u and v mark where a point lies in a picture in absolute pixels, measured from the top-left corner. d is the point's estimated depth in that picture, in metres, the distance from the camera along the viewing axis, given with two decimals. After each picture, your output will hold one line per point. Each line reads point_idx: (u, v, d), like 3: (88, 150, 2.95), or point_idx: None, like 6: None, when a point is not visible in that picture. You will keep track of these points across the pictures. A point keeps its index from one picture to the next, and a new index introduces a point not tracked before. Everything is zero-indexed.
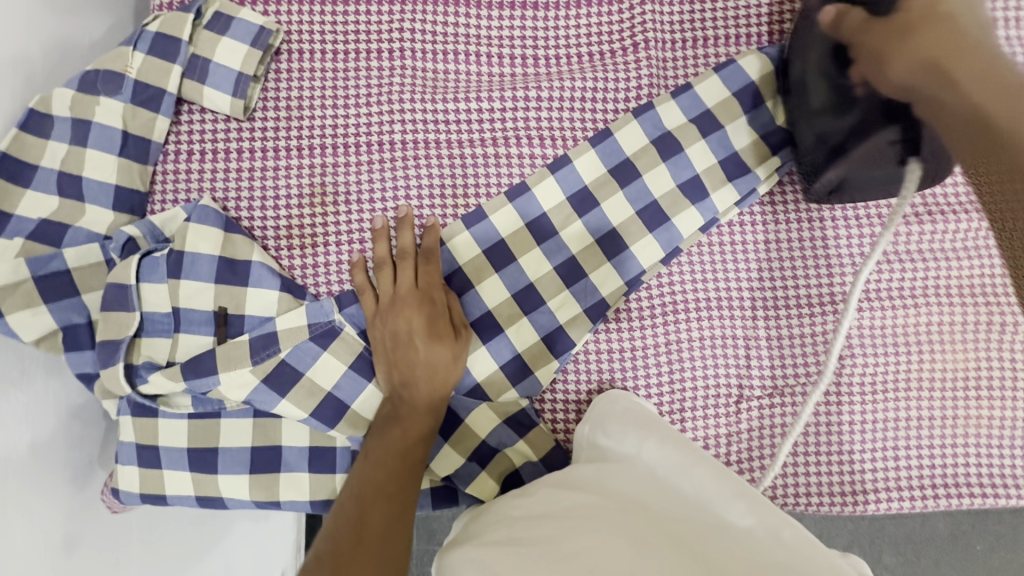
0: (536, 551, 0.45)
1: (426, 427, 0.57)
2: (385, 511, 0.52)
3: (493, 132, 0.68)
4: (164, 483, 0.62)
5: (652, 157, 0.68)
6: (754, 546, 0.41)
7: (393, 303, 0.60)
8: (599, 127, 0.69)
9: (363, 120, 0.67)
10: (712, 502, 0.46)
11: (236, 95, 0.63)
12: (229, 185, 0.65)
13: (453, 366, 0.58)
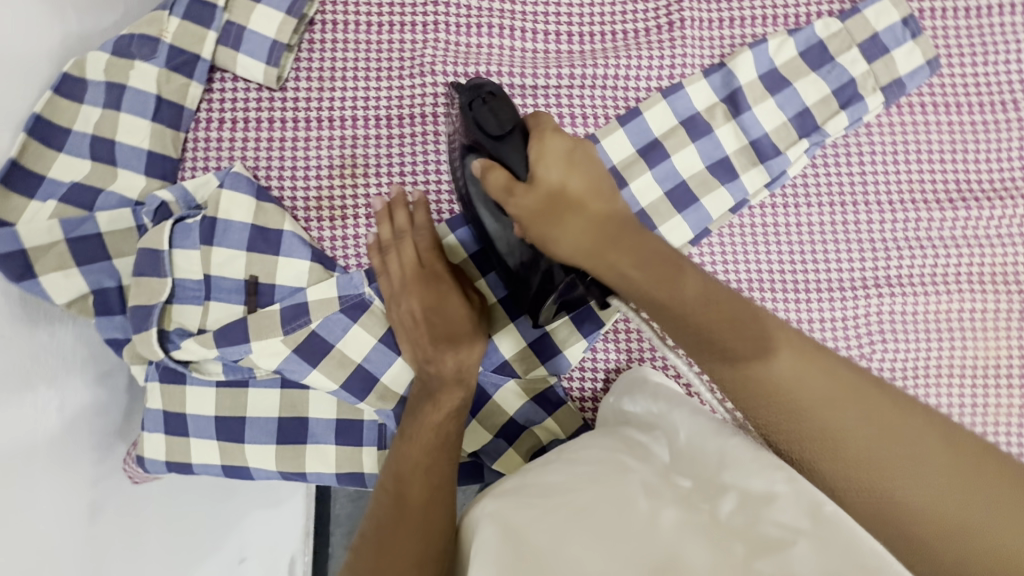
0: (548, 508, 0.44)
1: (455, 401, 0.56)
2: (426, 479, 0.51)
3: (526, 108, 0.67)
4: (190, 451, 0.61)
5: (682, 137, 0.67)
6: (782, 511, 0.39)
7: (409, 283, 0.59)
8: (629, 105, 0.69)
9: (395, 92, 0.66)
10: (734, 465, 0.44)
11: (270, 64, 0.63)
12: (260, 155, 0.64)
13: (474, 339, 0.58)
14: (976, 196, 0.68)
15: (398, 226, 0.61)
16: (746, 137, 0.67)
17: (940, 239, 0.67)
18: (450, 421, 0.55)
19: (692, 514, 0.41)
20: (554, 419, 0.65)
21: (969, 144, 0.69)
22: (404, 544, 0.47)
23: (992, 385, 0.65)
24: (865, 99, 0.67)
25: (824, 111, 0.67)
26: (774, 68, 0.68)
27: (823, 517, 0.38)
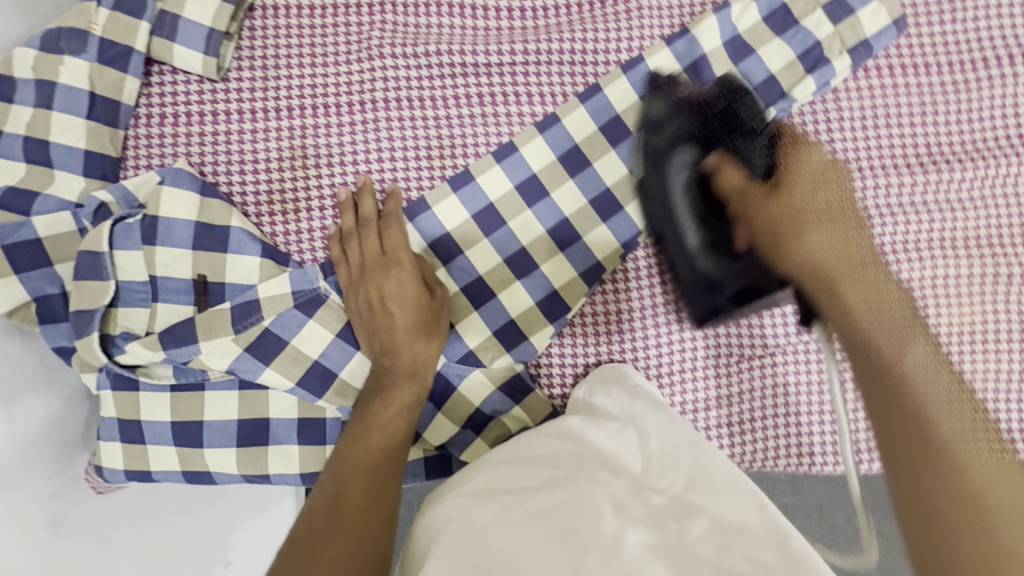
0: (520, 517, 0.44)
1: (409, 395, 0.55)
2: (365, 485, 0.50)
3: (480, 88, 0.65)
4: (148, 458, 0.60)
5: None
6: (747, 541, 0.40)
7: (366, 271, 0.57)
8: (588, 82, 0.66)
9: (342, 78, 0.64)
10: (711, 492, 0.44)
11: (208, 53, 0.60)
12: (205, 150, 0.62)
13: (431, 331, 0.56)
14: (947, 158, 0.66)
15: (363, 215, 0.60)
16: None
17: (911, 204, 0.66)
18: (403, 418, 0.54)
19: (660, 534, 0.42)
20: (522, 407, 0.63)
21: (938, 105, 0.67)
22: (339, 549, 0.46)
23: (966, 351, 0.64)
24: (832, 61, 0.64)
25: (789, 77, 0.65)
26: (739, 34, 0.65)
27: (792, 556, 0.38)
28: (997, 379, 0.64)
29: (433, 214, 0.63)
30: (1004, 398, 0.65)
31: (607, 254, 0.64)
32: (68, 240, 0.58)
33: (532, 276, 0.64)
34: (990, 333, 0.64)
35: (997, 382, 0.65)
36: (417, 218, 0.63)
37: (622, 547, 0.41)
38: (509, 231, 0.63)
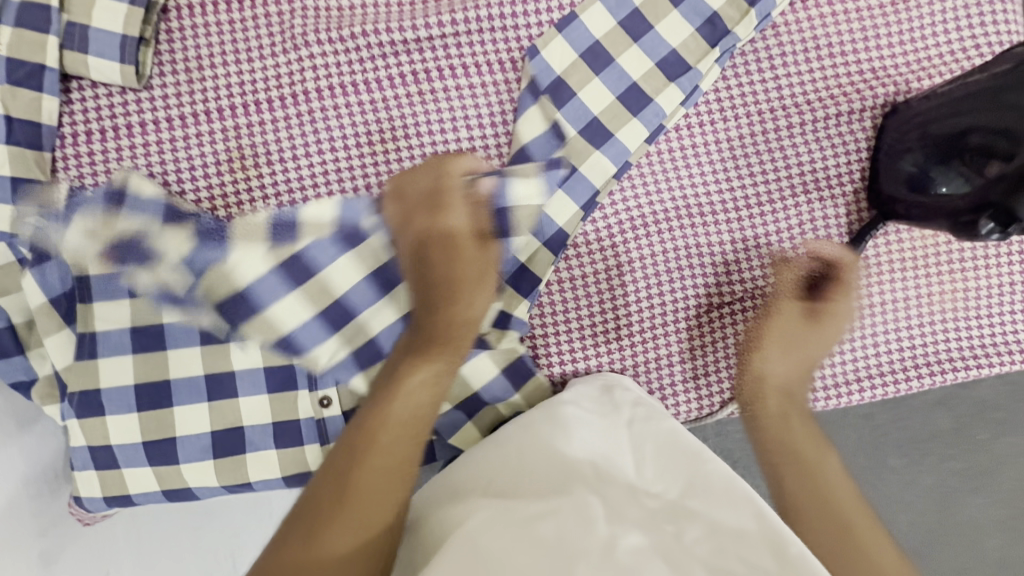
0: (524, 524, 0.44)
1: (431, 374, 0.53)
2: (387, 461, 0.49)
3: (413, 65, 0.63)
4: (126, 482, 0.59)
5: (586, 73, 0.63)
6: (746, 549, 0.42)
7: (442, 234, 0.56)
8: (524, 46, 0.64)
9: (271, 72, 0.62)
10: (708, 497, 0.46)
11: (125, 61, 0.58)
12: (139, 163, 0.60)
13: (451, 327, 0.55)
14: (897, 80, 0.64)
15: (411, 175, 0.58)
16: (651, 60, 0.63)
17: (862, 134, 0.65)
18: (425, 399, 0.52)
19: (660, 537, 0.43)
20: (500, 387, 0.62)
21: (883, 26, 0.65)
22: (339, 538, 0.46)
23: (932, 273, 0.65)
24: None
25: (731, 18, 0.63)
26: None
27: (788, 560, 0.41)
28: (966, 297, 0.65)
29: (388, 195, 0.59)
30: (975, 314, 0.65)
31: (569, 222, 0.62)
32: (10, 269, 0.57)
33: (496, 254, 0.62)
34: (955, 254, 0.65)
35: (968, 300, 0.65)
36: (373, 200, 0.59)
37: (618, 550, 0.42)
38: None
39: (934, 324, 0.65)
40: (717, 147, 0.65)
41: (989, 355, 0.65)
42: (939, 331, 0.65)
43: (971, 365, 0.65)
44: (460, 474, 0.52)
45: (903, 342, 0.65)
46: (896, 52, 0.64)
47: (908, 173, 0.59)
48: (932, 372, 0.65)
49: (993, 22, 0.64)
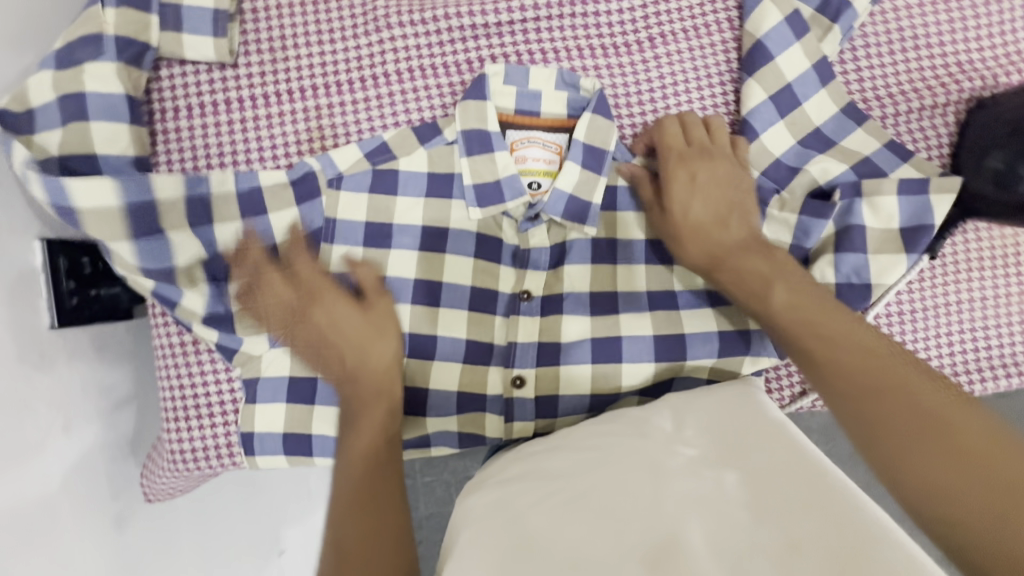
0: (564, 494, 0.45)
1: (382, 380, 0.53)
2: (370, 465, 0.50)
3: (491, 49, 0.64)
4: (255, 419, 0.60)
5: (755, 94, 0.63)
6: (782, 481, 0.41)
7: (296, 318, 0.55)
8: (603, 33, 0.64)
9: (353, 53, 0.62)
10: (747, 445, 0.45)
11: (218, 36, 0.59)
12: (222, 141, 0.61)
13: (382, 327, 0.55)
14: (984, 76, 0.63)
15: (251, 265, 0.56)
16: (820, 86, 0.62)
17: (944, 129, 0.64)
18: (377, 413, 0.52)
19: (703, 489, 0.42)
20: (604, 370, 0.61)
21: (973, 19, 0.63)
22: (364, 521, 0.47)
23: (1006, 276, 0.64)
24: (852, 6, 0.61)
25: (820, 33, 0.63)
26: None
27: (826, 487, 0.39)
28: None
29: (586, 155, 0.61)
30: None
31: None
32: (138, 217, 0.56)
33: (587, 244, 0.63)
34: None
35: None
36: (572, 156, 0.61)
37: (663, 505, 0.41)
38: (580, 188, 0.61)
39: (1006, 329, 0.64)
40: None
41: None
42: (1010, 336, 0.64)
43: None
44: (505, 463, 0.54)
45: (976, 345, 0.64)
46: (984, 47, 0.63)
47: (996, 170, 0.58)
48: (1001, 376, 0.64)
49: None
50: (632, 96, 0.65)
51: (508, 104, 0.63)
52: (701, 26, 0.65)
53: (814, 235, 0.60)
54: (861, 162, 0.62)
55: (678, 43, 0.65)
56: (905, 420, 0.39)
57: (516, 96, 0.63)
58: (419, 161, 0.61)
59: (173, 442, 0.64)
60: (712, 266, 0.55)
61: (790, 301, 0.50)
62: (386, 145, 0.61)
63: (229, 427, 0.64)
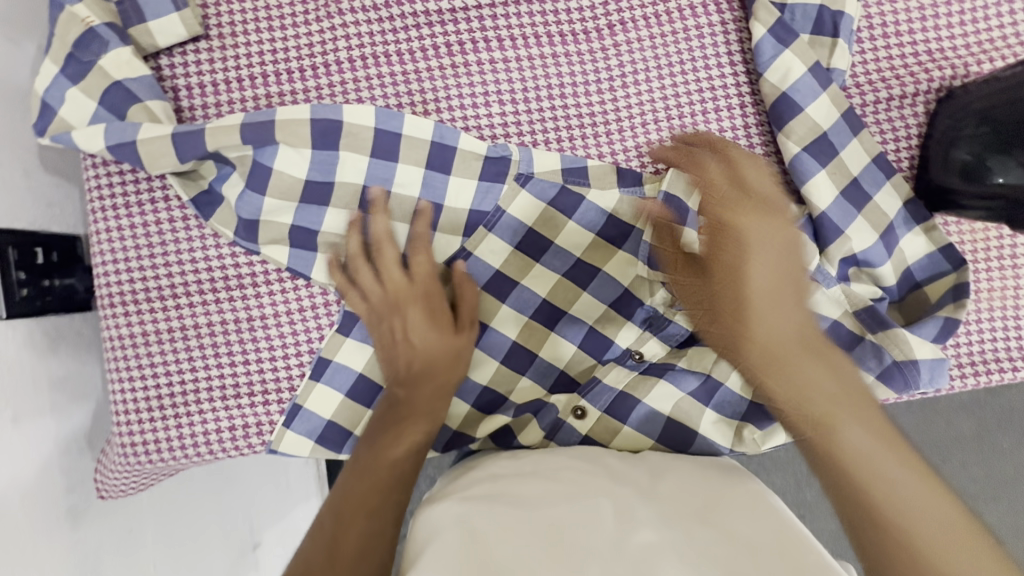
0: (524, 524, 0.46)
1: (435, 388, 0.57)
2: (382, 490, 0.52)
3: (445, 37, 0.62)
4: (284, 438, 0.63)
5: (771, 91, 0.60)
6: (754, 543, 0.43)
7: (407, 301, 0.59)
8: (561, 20, 0.63)
9: (304, 41, 0.61)
10: (729, 509, 0.47)
11: (178, 9, 0.58)
12: None
13: (458, 353, 0.59)
14: (953, 65, 0.61)
15: (379, 241, 0.59)
16: (820, 89, 0.59)
17: (913, 119, 0.62)
18: (423, 422, 0.56)
19: (669, 535, 0.44)
20: (600, 415, 0.62)
21: (943, 6, 0.61)
22: (351, 532, 0.49)
23: (984, 271, 0.61)
24: (845, 11, 0.59)
25: (817, 35, 0.60)
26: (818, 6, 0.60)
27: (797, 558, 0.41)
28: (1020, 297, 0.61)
29: None
30: None
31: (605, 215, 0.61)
32: (167, 157, 0.56)
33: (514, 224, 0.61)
34: (1012, 253, 0.61)
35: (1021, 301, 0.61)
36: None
37: (629, 547, 0.43)
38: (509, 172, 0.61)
39: (986, 325, 0.61)
40: (760, 138, 0.63)
41: None
42: (993, 332, 0.61)
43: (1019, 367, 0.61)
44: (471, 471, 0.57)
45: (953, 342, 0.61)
46: (953, 35, 0.61)
47: (964, 162, 0.56)
48: (981, 375, 0.61)
49: None
50: (591, 85, 0.63)
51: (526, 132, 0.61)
52: (661, 14, 0.63)
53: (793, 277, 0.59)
54: (852, 185, 0.59)
55: (639, 31, 0.63)
56: (885, 508, 0.43)
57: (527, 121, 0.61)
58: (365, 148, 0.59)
59: (124, 435, 0.62)
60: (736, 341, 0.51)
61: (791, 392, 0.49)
62: (339, 128, 0.58)
63: (180, 422, 0.63)
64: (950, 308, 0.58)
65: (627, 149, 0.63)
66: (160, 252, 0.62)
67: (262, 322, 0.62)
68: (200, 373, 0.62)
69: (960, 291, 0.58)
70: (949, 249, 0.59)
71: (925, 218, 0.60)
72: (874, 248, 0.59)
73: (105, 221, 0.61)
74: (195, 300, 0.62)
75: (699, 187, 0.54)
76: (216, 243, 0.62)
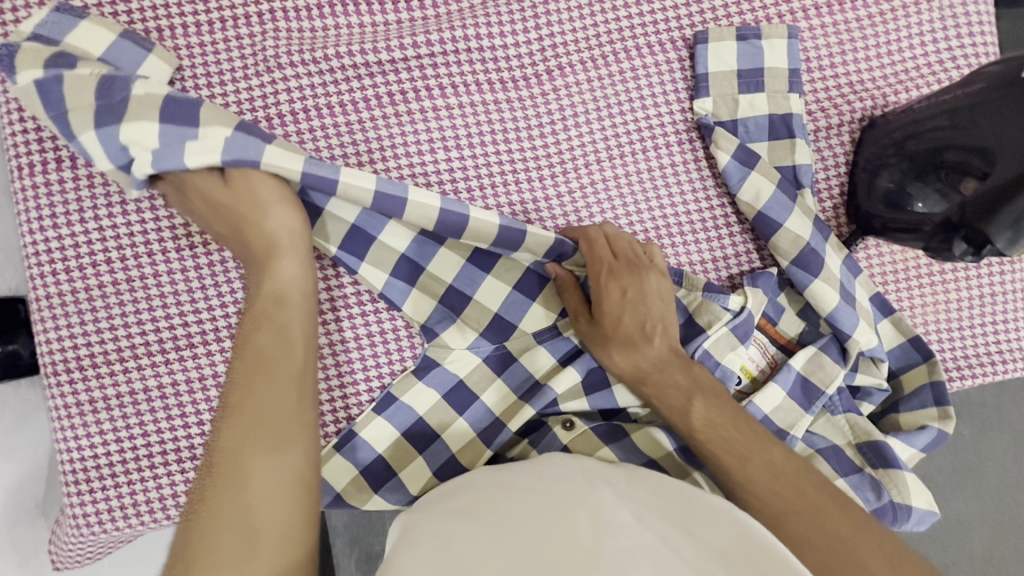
0: (506, 538, 0.45)
1: (241, 204, 0.52)
2: (245, 409, 0.46)
3: (387, 86, 0.62)
4: None
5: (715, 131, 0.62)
6: (726, 552, 0.43)
7: (192, 196, 0.53)
8: (501, 66, 0.64)
9: (244, 97, 0.61)
10: (706, 516, 0.47)
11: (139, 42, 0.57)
12: (110, 190, 0.60)
13: (258, 200, 0.52)
14: (874, 95, 0.64)
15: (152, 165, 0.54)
16: (764, 117, 0.63)
17: (840, 148, 0.65)
18: (267, 305, 0.51)
19: (645, 538, 0.44)
20: (585, 429, 0.61)
21: (862, 40, 0.64)
22: (226, 450, 0.45)
23: (914, 288, 0.65)
24: (792, 112, 0.62)
25: (774, 84, 0.62)
26: (754, 43, 0.62)
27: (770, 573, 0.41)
28: (948, 311, 0.65)
29: (796, 385, 0.61)
30: (957, 329, 0.65)
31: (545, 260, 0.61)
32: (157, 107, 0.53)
33: (472, 270, 0.63)
34: (938, 271, 0.65)
35: (950, 314, 0.65)
36: (743, 333, 0.60)
37: (602, 549, 0.43)
38: (467, 229, 0.57)
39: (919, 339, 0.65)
40: (711, 176, 0.65)
41: (970, 366, 0.65)
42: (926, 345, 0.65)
43: (955, 376, 0.65)
44: (450, 487, 0.56)
45: (892, 357, 0.65)
46: (872, 68, 0.64)
47: (886, 189, 0.59)
48: None
49: (968, 34, 0.64)
50: (535, 128, 0.64)
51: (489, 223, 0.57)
52: (597, 57, 0.64)
53: (815, 404, 0.61)
54: (815, 231, 0.61)
55: (577, 74, 0.64)
56: (773, 502, 0.49)
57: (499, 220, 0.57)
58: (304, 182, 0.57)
59: (76, 506, 0.61)
60: (636, 378, 0.56)
61: (708, 419, 0.53)
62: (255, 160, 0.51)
63: (135, 487, 0.61)
64: (934, 410, 0.62)
65: (575, 187, 0.64)
66: (105, 316, 0.60)
67: (216, 379, 0.62)
68: (154, 437, 0.61)
69: (937, 390, 0.62)
70: (918, 341, 0.64)
71: (891, 310, 0.64)
72: (878, 346, 0.62)
73: (46, 287, 0.60)
74: (144, 363, 0.61)
75: (588, 259, 0.58)
76: (163, 303, 0.61)
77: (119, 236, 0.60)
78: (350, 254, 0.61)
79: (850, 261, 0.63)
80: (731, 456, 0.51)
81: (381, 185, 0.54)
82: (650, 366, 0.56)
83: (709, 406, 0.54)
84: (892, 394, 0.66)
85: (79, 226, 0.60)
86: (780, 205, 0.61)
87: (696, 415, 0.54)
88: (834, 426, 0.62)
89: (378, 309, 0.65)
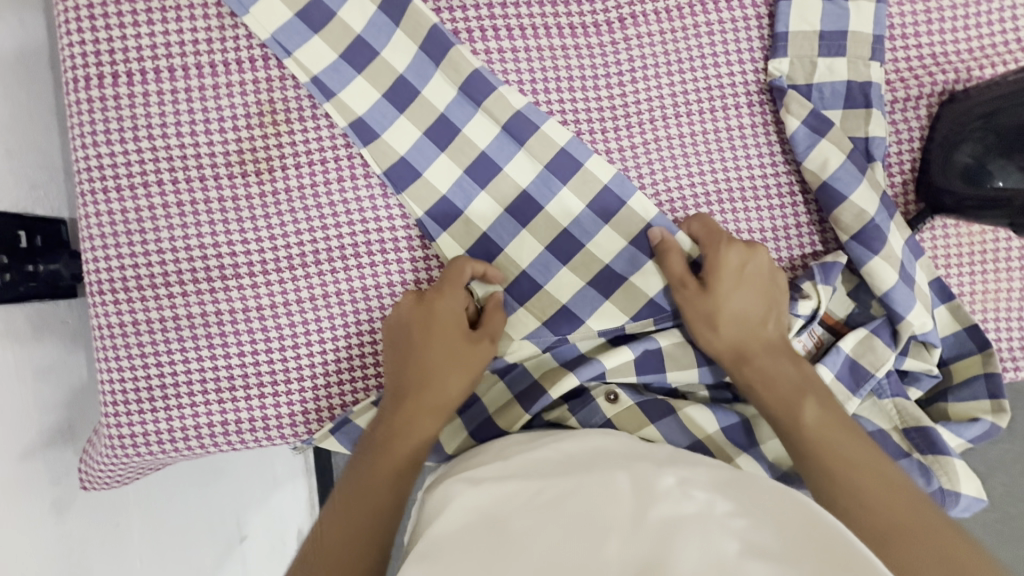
0: (544, 507, 0.42)
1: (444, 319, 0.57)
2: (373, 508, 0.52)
3: (453, 23, 0.61)
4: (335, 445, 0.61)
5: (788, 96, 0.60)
6: (780, 522, 0.39)
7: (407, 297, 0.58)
8: (572, 11, 0.61)
9: None
10: (756, 493, 0.43)
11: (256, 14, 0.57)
12: (165, 108, 0.59)
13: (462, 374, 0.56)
14: (957, 68, 0.62)
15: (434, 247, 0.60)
16: (841, 85, 0.61)
17: (916, 122, 0.62)
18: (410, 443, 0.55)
19: (687, 506, 0.40)
20: (631, 404, 0.60)
21: (949, 10, 0.61)
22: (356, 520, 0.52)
23: (976, 273, 0.64)
24: (871, 80, 0.60)
25: (856, 49, 0.60)
26: (838, 7, 0.60)
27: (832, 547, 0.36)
28: (1009, 299, 0.63)
29: (846, 368, 0.60)
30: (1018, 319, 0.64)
31: (625, 229, 0.60)
32: None
33: (549, 258, 0.61)
34: (1003, 258, 0.63)
35: (1010, 303, 0.64)
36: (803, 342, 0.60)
37: (642, 519, 0.39)
38: (579, 174, 0.60)
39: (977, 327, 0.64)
40: (778, 143, 0.63)
41: None
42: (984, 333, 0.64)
43: (1008, 367, 0.64)
44: (483, 456, 0.53)
45: (952, 342, 0.63)
46: (958, 39, 0.61)
47: (964, 165, 0.57)
48: None
49: None
50: (602, 78, 0.62)
51: (602, 175, 0.60)
52: (671, 8, 0.62)
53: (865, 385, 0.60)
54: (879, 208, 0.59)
55: (649, 25, 0.62)
56: (897, 529, 0.45)
57: (613, 178, 0.60)
58: (412, 123, 0.59)
59: (113, 426, 0.60)
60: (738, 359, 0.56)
61: (818, 423, 0.52)
62: (412, 96, 0.59)
63: (173, 413, 0.61)
64: (987, 403, 0.61)
65: (636, 143, 0.62)
66: (153, 237, 0.59)
67: (259, 312, 0.60)
68: (194, 365, 0.60)
69: (992, 381, 0.60)
70: (976, 330, 0.62)
71: (950, 297, 0.62)
72: (932, 331, 0.60)
73: (96, 204, 0.59)
74: (190, 288, 0.60)
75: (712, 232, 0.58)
76: (211, 229, 0.59)
77: (171, 157, 0.59)
78: (434, 222, 0.60)
79: (908, 238, 0.61)
80: (839, 463, 0.50)
81: (519, 117, 0.59)
82: (761, 360, 0.56)
83: (818, 414, 0.52)
84: (941, 382, 0.64)
85: (132, 145, 0.58)
86: (848, 175, 0.59)
87: (808, 417, 0.52)
88: (880, 410, 0.61)
89: (426, 257, 0.61)
